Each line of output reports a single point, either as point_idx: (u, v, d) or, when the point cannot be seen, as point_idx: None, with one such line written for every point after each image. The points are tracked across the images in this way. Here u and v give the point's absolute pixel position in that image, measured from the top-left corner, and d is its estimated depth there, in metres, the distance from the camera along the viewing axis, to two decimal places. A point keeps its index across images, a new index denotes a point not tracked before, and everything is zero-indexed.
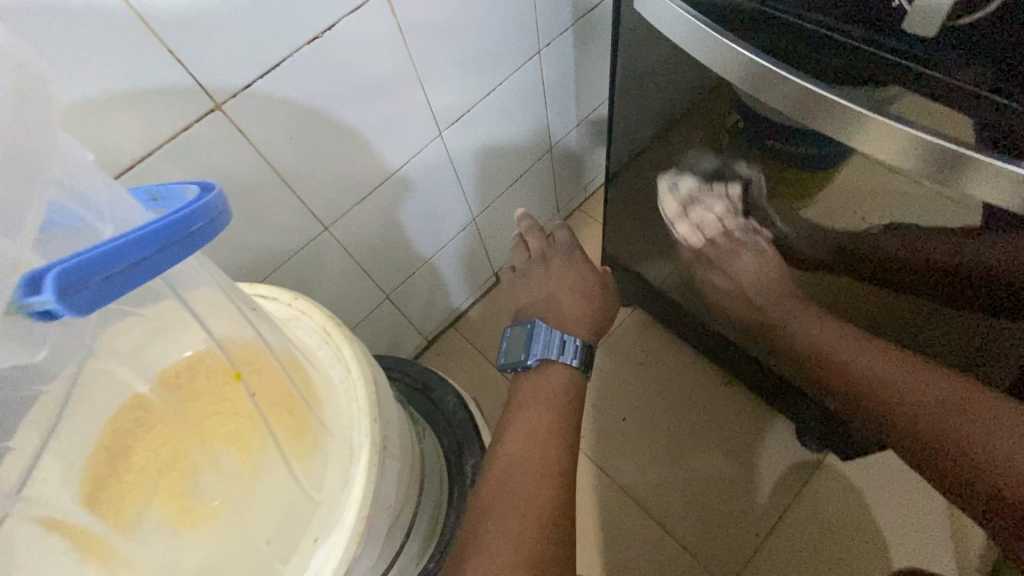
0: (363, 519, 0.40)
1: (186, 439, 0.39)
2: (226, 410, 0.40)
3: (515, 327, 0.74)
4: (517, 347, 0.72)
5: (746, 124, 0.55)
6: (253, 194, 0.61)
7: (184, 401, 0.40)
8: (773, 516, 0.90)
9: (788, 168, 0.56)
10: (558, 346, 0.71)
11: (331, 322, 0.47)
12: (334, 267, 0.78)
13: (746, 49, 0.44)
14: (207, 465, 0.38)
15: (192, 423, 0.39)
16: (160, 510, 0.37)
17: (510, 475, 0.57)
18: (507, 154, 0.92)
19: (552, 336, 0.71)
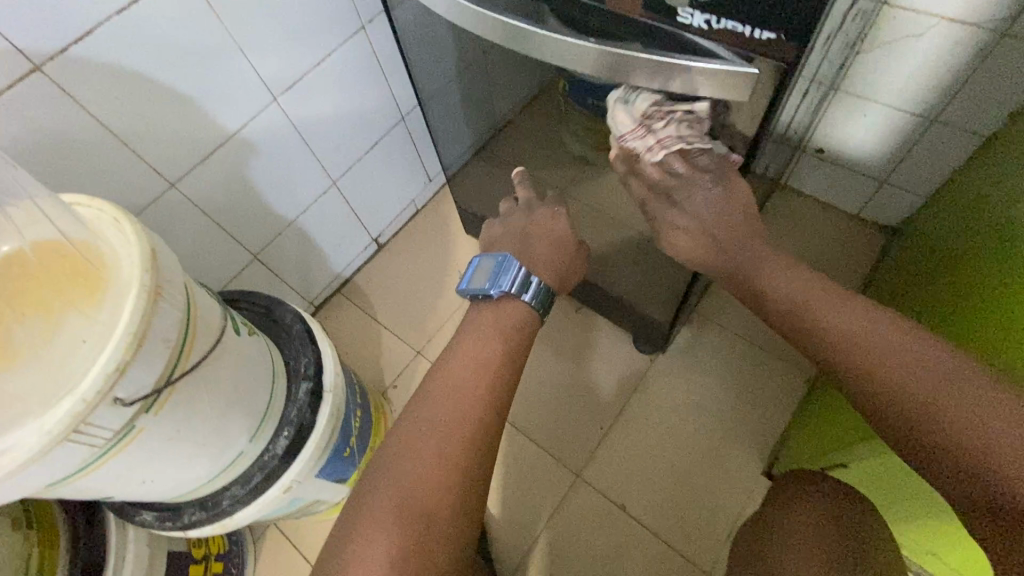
0: (134, 334, 0.44)
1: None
2: (31, 281, 0.45)
3: (491, 258, 0.66)
4: (482, 276, 0.65)
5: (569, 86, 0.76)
6: (89, 150, 0.70)
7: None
8: (616, 410, 1.04)
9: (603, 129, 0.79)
10: (521, 281, 0.63)
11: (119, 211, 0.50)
12: (190, 224, 0.87)
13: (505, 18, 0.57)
14: (18, 319, 0.44)
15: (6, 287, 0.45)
16: None
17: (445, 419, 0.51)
18: (356, 122, 1.04)
19: (521, 272, 0.64)
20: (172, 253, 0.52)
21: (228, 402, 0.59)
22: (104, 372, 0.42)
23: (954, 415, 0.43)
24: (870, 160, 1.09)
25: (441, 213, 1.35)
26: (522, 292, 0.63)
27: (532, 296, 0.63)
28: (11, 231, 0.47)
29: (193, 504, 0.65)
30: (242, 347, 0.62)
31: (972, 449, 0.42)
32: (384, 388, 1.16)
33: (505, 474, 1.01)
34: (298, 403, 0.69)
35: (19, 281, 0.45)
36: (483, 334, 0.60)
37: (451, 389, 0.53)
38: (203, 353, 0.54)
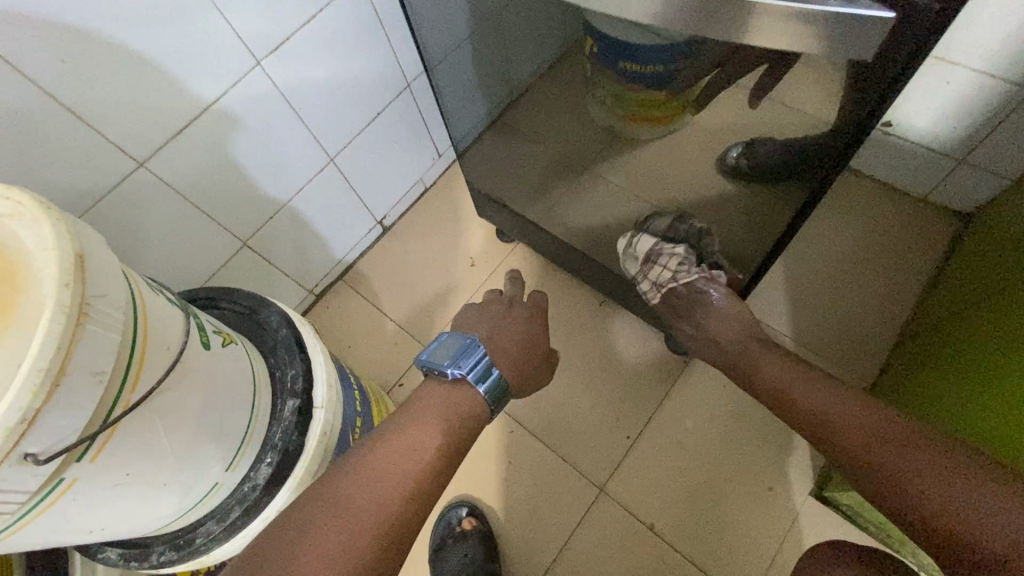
0: (47, 371, 0.34)
1: None
2: None
3: (459, 339, 0.64)
4: (443, 354, 0.63)
5: (599, 45, 0.64)
6: (35, 123, 0.60)
7: None
8: (644, 417, 0.94)
9: (634, 92, 0.68)
10: (480, 370, 0.61)
11: (40, 207, 0.39)
12: (165, 208, 0.76)
13: None
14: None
15: None
16: None
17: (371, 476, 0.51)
18: (354, 92, 0.92)
19: (484, 359, 0.62)
20: (108, 258, 0.41)
21: (194, 432, 0.50)
22: (6, 424, 0.32)
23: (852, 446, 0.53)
24: (948, 137, 0.94)
25: (452, 193, 1.23)
26: (477, 382, 0.61)
27: (486, 387, 0.61)
28: None
29: (164, 540, 0.56)
30: (212, 363, 0.53)
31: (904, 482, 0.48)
32: (389, 386, 1.07)
33: (521, 486, 0.92)
34: (283, 424, 0.60)
35: None
36: (442, 403, 0.59)
37: (390, 452, 0.53)
38: (154, 380, 0.44)
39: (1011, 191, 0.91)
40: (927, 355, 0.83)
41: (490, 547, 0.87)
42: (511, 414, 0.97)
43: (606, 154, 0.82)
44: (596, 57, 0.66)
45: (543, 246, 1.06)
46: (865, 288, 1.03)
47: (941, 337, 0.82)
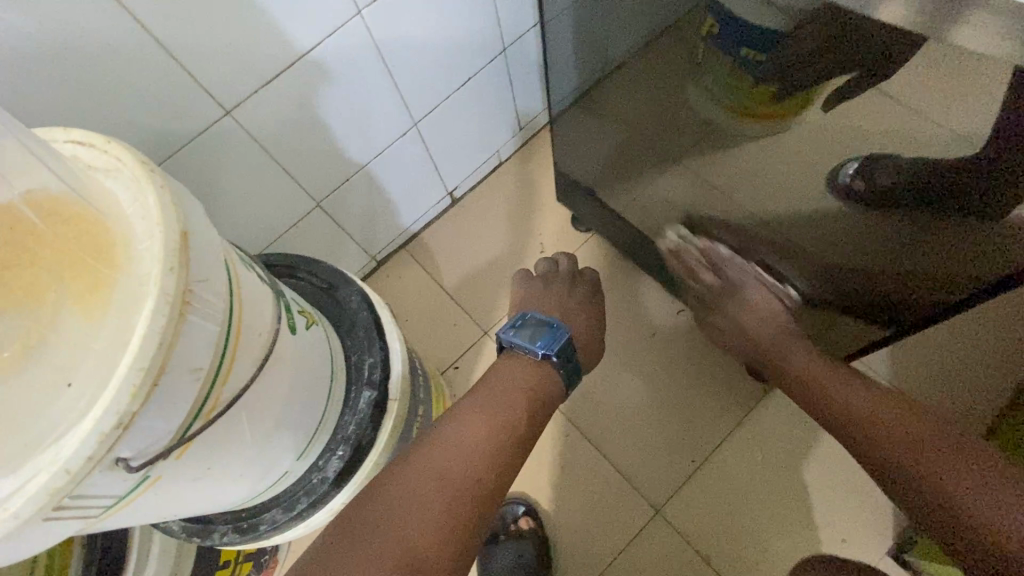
0: (145, 371, 0.29)
1: None
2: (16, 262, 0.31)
3: (539, 318, 0.69)
4: (529, 332, 0.66)
5: (722, 27, 0.52)
6: (125, 60, 0.55)
7: None
8: (712, 441, 0.88)
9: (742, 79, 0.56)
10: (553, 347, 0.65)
11: (143, 164, 0.36)
12: (246, 161, 0.72)
13: None
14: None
15: None
16: None
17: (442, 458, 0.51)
18: (448, 54, 0.84)
19: (562, 343, 0.65)
20: (210, 235, 0.36)
21: (276, 424, 0.46)
22: (102, 428, 0.28)
23: (963, 500, 0.47)
24: None
25: (528, 170, 1.15)
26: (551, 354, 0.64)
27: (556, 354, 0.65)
28: None
29: (226, 520, 0.54)
30: (297, 351, 0.49)
31: (956, 504, 0.48)
32: (444, 368, 1.03)
33: (573, 497, 0.88)
34: (358, 416, 0.56)
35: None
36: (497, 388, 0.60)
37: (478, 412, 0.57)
38: (245, 373, 0.40)
39: None
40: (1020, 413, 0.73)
41: (543, 554, 0.84)
42: (569, 416, 0.92)
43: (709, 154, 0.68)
44: (716, 39, 0.54)
45: (624, 242, 0.99)
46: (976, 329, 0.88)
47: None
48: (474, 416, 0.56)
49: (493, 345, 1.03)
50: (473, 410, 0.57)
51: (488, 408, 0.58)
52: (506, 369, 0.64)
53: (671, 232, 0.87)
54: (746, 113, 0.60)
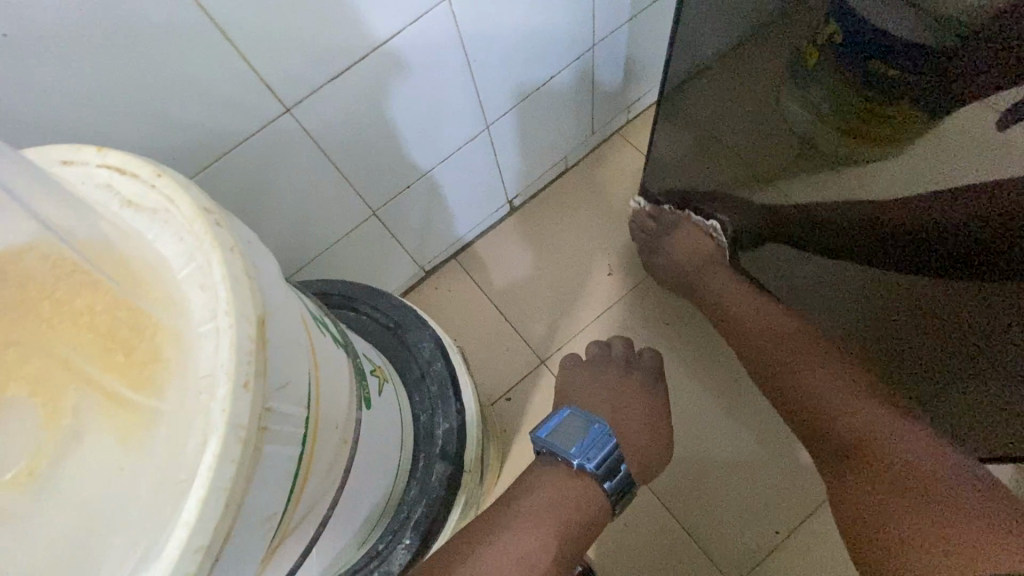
0: (204, 548, 0.21)
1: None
2: (34, 354, 0.23)
3: (582, 412, 0.58)
4: (567, 434, 0.56)
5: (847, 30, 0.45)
6: (174, 45, 0.44)
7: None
8: (799, 512, 0.78)
9: (862, 90, 0.48)
10: (608, 463, 0.55)
11: (200, 215, 0.26)
12: (303, 165, 0.62)
13: None
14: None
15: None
16: None
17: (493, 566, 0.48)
18: (534, 49, 0.73)
19: (613, 452, 0.55)
20: (288, 313, 0.26)
21: (345, 520, 0.37)
22: None
23: (882, 445, 0.54)
24: None
25: (598, 180, 1.03)
26: (604, 478, 0.54)
27: (612, 482, 0.55)
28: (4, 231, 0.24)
29: None
30: (372, 428, 0.39)
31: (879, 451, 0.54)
32: (494, 399, 0.93)
33: (637, 559, 0.78)
34: (428, 494, 0.46)
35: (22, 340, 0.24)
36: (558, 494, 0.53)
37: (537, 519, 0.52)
38: (321, 483, 0.30)
39: None
40: None
41: None
42: None
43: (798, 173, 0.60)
44: (836, 45, 0.47)
45: None
46: None
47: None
48: (531, 522, 0.51)
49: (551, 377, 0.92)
50: (517, 527, 0.51)
51: (552, 508, 0.53)
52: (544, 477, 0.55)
53: (654, 194, 0.85)
54: (844, 130, 0.53)
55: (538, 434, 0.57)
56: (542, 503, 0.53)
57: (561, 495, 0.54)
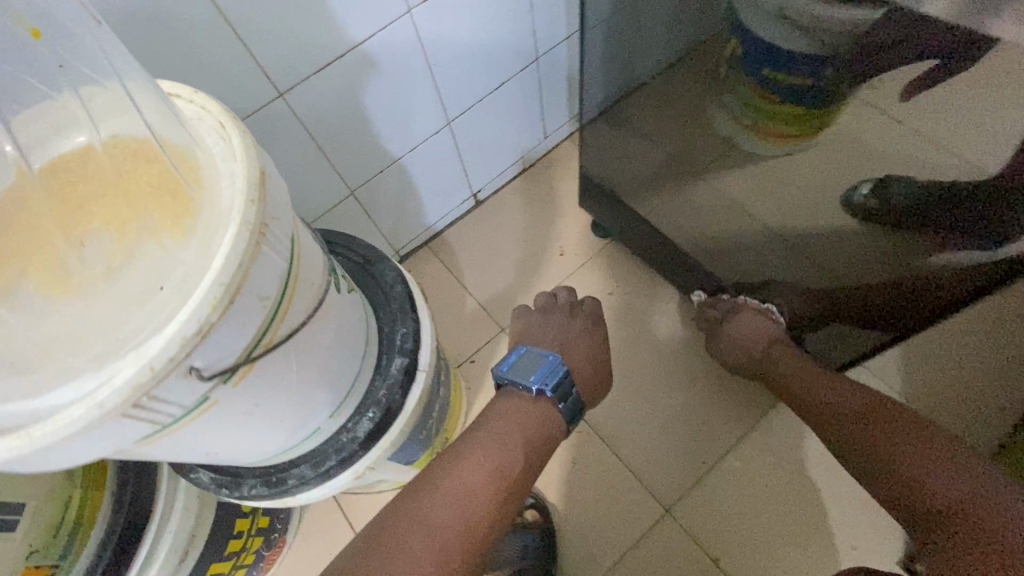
0: (226, 285, 0.32)
1: (65, 210, 0.33)
2: (108, 189, 0.34)
3: (534, 350, 0.69)
4: (526, 368, 0.66)
5: (744, 47, 0.61)
6: (195, 36, 0.59)
7: (84, 177, 0.35)
8: (724, 447, 0.89)
9: (764, 95, 0.64)
10: (562, 391, 0.66)
11: (227, 114, 0.39)
12: (293, 144, 0.76)
13: None
14: (79, 246, 0.33)
15: (79, 200, 0.34)
16: (35, 279, 0.32)
17: (464, 469, 0.57)
18: (486, 58, 0.89)
19: (565, 380, 0.66)
20: (281, 179, 0.40)
21: (322, 375, 0.48)
22: (185, 331, 0.31)
23: (907, 469, 0.54)
24: None
25: (551, 177, 1.19)
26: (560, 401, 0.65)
27: (566, 405, 0.66)
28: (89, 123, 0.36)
29: (255, 475, 0.55)
30: (344, 309, 0.51)
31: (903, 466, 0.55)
32: (459, 360, 1.04)
33: (582, 491, 0.89)
34: (389, 380, 0.58)
35: (99, 185, 0.34)
36: (525, 414, 0.63)
37: (487, 445, 0.60)
38: (301, 315, 0.42)
39: None
40: None
41: (550, 546, 0.84)
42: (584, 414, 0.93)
43: (737, 172, 0.75)
44: (741, 57, 0.62)
45: (642, 247, 1.02)
46: (979, 366, 0.89)
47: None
48: (479, 452, 0.59)
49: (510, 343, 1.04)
50: (470, 454, 0.59)
51: (501, 437, 0.61)
52: (508, 406, 0.64)
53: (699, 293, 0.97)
54: (758, 128, 0.68)
55: (500, 370, 0.67)
56: (501, 423, 0.62)
57: (519, 414, 0.63)
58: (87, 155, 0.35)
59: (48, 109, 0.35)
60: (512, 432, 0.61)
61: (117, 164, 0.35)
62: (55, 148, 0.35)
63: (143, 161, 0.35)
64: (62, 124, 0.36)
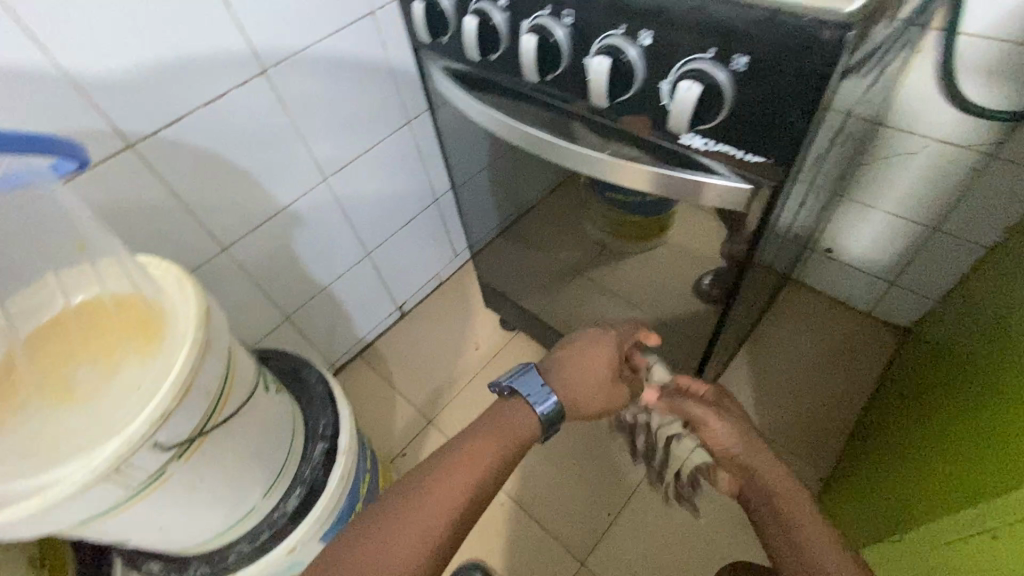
0: (180, 383, 0.49)
1: (75, 345, 0.51)
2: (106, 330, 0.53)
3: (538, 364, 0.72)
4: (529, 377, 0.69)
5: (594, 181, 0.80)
6: (156, 217, 0.79)
7: (89, 323, 0.53)
8: (623, 497, 1.03)
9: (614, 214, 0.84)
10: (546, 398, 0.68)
11: (183, 274, 0.56)
12: (234, 285, 0.95)
13: (530, 128, 0.63)
14: (84, 367, 0.51)
15: (84, 338, 0.52)
16: (46, 392, 0.49)
17: (421, 519, 0.56)
18: (392, 203, 1.14)
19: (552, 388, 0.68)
20: (221, 309, 0.57)
21: (253, 458, 0.62)
22: (152, 415, 0.47)
23: None
24: (877, 261, 1.11)
25: (464, 286, 1.41)
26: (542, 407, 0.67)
27: (546, 410, 0.67)
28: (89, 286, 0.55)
29: (199, 558, 0.67)
30: (273, 404, 0.67)
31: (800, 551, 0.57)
32: (393, 455, 1.16)
33: (506, 557, 0.99)
34: (313, 463, 0.72)
35: (99, 328, 0.53)
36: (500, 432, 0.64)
37: (482, 441, 0.62)
38: (235, 406, 0.58)
39: (935, 310, 1.06)
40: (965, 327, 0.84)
41: None
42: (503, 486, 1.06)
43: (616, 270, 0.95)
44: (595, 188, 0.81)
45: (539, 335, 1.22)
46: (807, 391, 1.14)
47: (909, 363, 1.01)
48: (468, 446, 0.62)
49: (436, 433, 1.18)
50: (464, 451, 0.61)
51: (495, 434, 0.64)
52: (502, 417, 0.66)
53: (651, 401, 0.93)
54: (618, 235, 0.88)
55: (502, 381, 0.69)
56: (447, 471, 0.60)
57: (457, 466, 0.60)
58: (91, 306, 0.54)
59: (70, 271, 0.54)
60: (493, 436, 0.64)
61: (111, 314, 0.54)
62: (72, 297, 0.54)
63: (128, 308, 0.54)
64: (77, 281, 0.54)
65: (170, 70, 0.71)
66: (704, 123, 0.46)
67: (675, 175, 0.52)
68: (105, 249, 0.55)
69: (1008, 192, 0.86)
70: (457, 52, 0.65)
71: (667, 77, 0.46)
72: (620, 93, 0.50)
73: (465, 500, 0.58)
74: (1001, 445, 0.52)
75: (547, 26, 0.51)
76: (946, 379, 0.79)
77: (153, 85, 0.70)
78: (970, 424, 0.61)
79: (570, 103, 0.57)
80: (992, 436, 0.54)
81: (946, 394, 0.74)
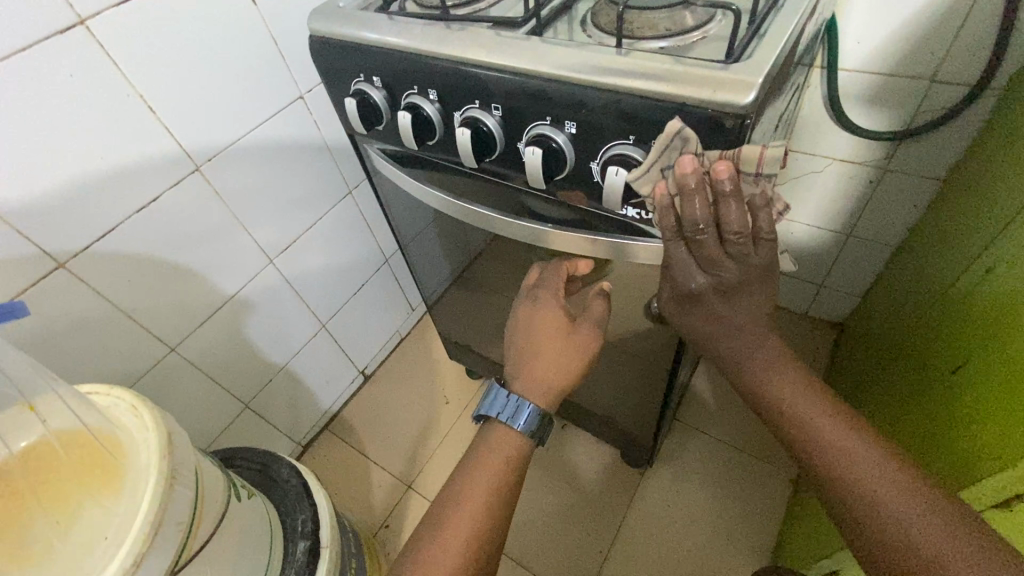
0: (151, 521, 0.47)
1: (22, 498, 0.48)
2: (53, 477, 0.49)
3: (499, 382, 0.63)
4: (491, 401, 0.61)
5: None
6: (96, 330, 0.76)
7: (34, 466, 0.49)
8: (611, 532, 1.05)
9: None
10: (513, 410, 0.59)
11: (138, 399, 0.54)
12: (186, 382, 0.91)
13: (477, 208, 0.66)
14: (36, 522, 0.47)
15: (31, 487, 0.48)
16: None
17: (439, 545, 0.53)
18: (342, 273, 1.14)
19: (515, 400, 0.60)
20: (183, 431, 0.56)
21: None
22: (124, 562, 0.45)
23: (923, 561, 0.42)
24: (805, 267, 1.20)
25: (425, 340, 1.41)
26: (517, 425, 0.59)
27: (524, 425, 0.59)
28: (33, 428, 0.51)
29: None
30: (249, 512, 0.65)
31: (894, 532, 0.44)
32: (375, 529, 1.13)
33: None
34: (297, 564, 0.70)
35: (45, 474, 0.49)
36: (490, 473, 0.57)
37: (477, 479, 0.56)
38: (207, 528, 0.56)
39: (863, 305, 1.16)
40: (937, 256, 0.83)
41: None
42: None
43: None
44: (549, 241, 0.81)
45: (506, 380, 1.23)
46: None
47: (855, 352, 1.08)
48: (471, 487, 0.56)
49: (417, 496, 1.16)
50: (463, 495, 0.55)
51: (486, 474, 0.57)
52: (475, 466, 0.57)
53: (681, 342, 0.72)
54: None
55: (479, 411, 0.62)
56: (467, 485, 0.56)
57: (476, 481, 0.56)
58: (39, 446, 0.50)
59: (6, 417, 0.50)
60: (489, 472, 0.57)
61: (58, 455, 0.50)
62: (15, 446, 0.50)
63: (78, 447, 0.51)
64: (20, 426, 0.50)
65: (100, 184, 0.69)
66: (634, 197, 0.50)
67: (620, 242, 0.57)
68: (38, 383, 0.52)
69: (904, 196, 0.97)
70: (393, 138, 0.67)
71: (596, 159, 0.50)
72: (557, 173, 0.53)
73: (484, 512, 0.55)
74: (954, 432, 0.56)
75: (478, 117, 0.55)
76: (915, 331, 0.80)
77: (81, 201, 0.68)
78: (922, 412, 0.66)
79: (509, 179, 0.60)
80: (944, 424, 0.59)
81: (899, 377, 0.79)
